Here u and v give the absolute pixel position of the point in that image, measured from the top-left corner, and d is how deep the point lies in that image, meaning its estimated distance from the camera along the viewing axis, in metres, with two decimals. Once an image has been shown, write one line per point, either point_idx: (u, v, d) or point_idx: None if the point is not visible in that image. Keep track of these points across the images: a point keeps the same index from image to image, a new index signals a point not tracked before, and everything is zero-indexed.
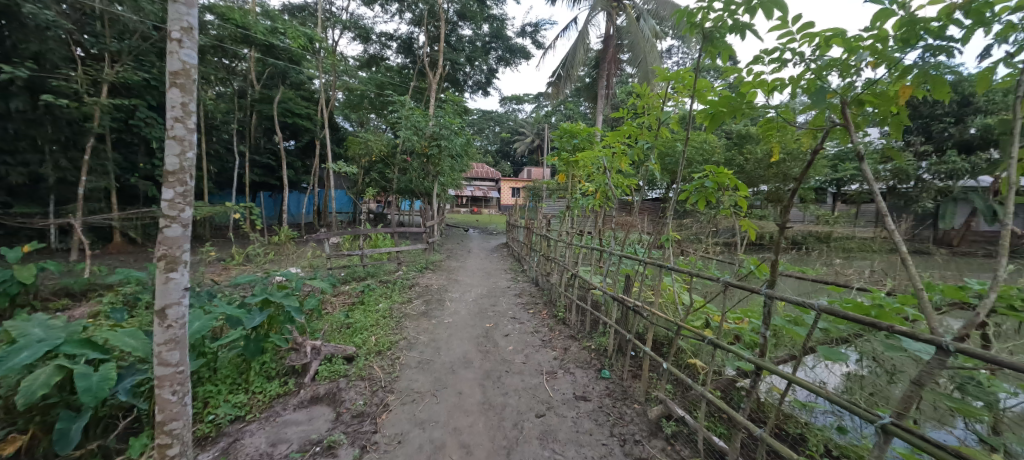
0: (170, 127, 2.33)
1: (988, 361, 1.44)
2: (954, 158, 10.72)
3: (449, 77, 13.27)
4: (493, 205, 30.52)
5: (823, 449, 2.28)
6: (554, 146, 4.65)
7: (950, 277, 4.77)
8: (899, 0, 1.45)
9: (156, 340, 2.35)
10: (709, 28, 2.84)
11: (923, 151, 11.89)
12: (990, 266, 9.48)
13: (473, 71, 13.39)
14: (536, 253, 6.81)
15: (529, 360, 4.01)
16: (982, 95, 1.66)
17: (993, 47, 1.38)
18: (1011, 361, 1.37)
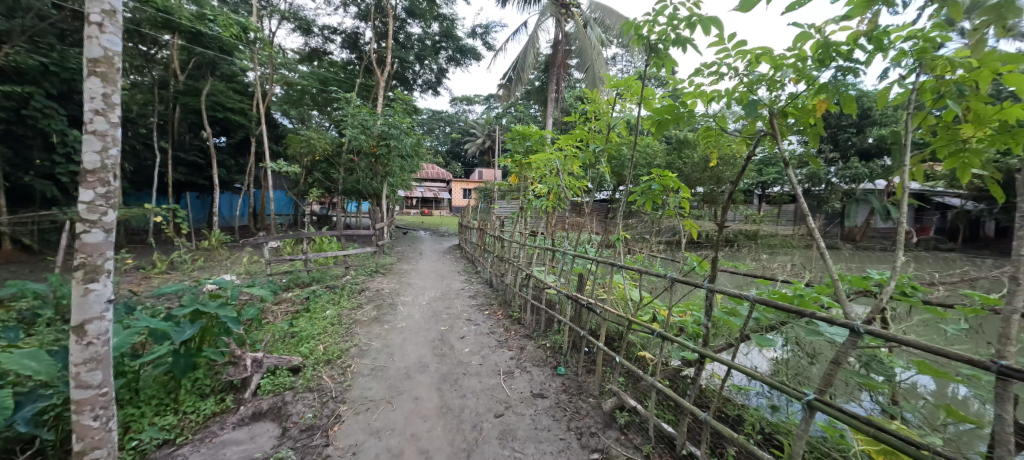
0: (89, 120, 2.04)
1: (889, 340, 1.67)
2: (856, 163, 12.34)
3: (398, 75, 12.88)
4: (446, 206, 30.13)
5: (758, 428, 2.50)
6: (506, 148, 4.64)
7: (854, 267, 5.41)
8: (816, 26, 1.67)
9: (71, 360, 2.04)
10: (654, 41, 3.04)
11: (832, 158, 13.48)
12: (886, 258, 10.95)
13: (422, 70, 13.13)
14: (490, 254, 6.81)
15: (486, 361, 4.00)
16: (881, 110, 1.95)
17: (889, 69, 1.63)
18: (906, 338, 1.60)
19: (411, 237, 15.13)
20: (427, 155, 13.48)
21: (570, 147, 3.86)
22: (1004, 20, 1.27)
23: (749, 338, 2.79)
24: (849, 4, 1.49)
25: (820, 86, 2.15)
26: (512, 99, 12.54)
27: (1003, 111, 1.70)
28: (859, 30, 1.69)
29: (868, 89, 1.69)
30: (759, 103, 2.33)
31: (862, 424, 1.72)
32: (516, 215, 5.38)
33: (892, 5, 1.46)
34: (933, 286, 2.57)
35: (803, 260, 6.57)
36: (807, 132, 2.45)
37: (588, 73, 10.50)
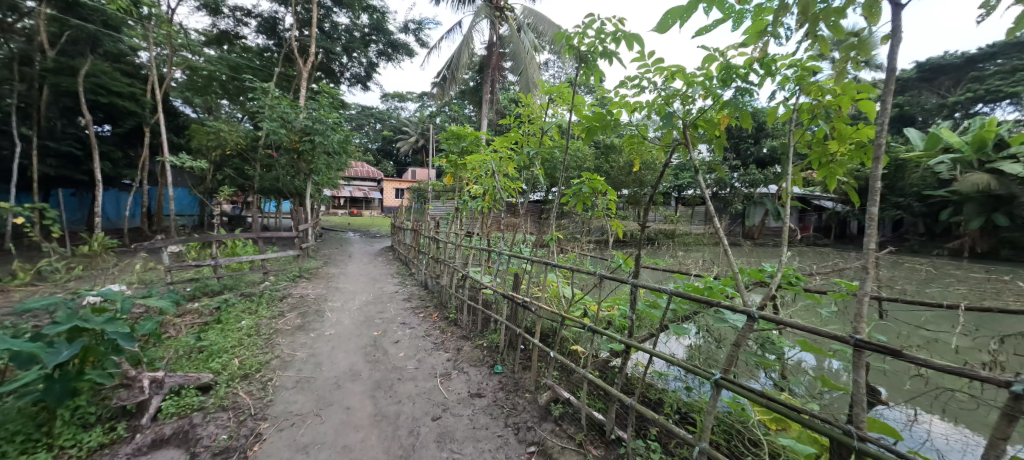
0: None
1: (778, 323, 1.93)
2: (755, 170, 14.06)
3: (323, 66, 12.04)
4: (378, 206, 28.87)
5: (676, 408, 2.74)
6: (441, 148, 4.52)
7: (754, 262, 6.16)
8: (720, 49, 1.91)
9: None
10: (584, 51, 3.19)
11: (735, 165, 15.24)
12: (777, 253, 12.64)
13: (351, 63, 12.43)
14: (425, 255, 6.63)
15: (422, 365, 3.88)
16: (772, 124, 2.29)
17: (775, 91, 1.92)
18: (790, 321, 1.87)
19: (339, 238, 14.25)
20: (357, 153, 12.80)
21: (505, 149, 3.88)
22: (855, 57, 1.58)
23: (668, 328, 3.03)
24: (746, 34, 1.71)
25: (724, 103, 2.44)
26: (446, 98, 12.38)
27: (858, 130, 2.10)
28: (753, 57, 1.94)
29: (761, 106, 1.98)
30: (674, 115, 2.59)
31: (758, 396, 1.99)
32: (452, 215, 5.29)
33: (778, 38, 1.70)
34: (813, 276, 3.01)
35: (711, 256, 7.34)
36: (713, 142, 2.75)
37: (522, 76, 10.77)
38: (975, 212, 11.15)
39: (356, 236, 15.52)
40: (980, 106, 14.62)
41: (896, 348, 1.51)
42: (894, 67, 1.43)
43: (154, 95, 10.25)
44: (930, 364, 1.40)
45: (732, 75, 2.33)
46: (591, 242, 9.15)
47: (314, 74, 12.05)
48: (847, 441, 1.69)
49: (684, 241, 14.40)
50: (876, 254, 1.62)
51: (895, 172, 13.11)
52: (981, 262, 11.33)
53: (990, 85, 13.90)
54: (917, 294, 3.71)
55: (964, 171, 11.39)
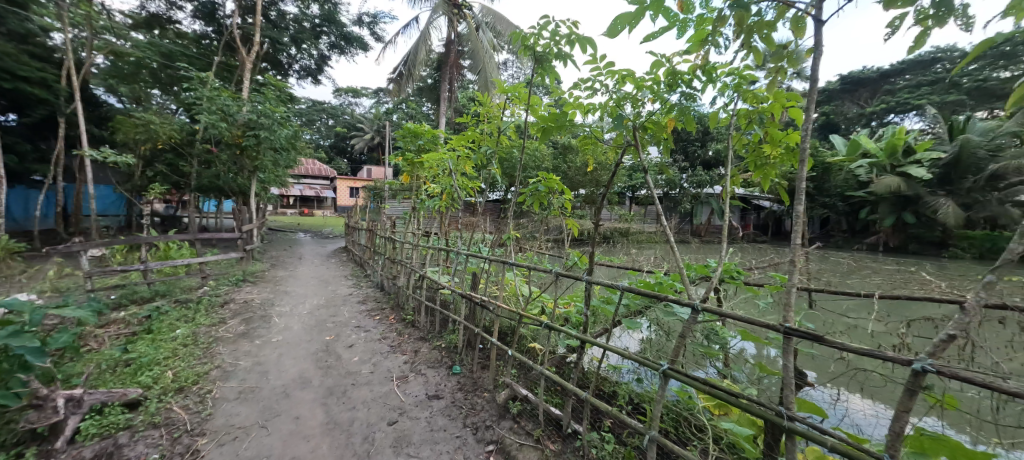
0: None
1: (720, 315, 2.06)
2: (702, 172, 14.92)
3: (269, 58, 11.34)
4: (331, 206, 27.66)
5: (629, 399, 2.83)
6: (396, 145, 4.40)
7: (700, 258, 6.54)
8: (665, 55, 2.02)
9: None
10: (539, 51, 3.23)
11: (684, 167, 16.09)
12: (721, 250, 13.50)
13: (300, 55, 11.82)
14: (381, 256, 6.44)
15: (377, 369, 3.77)
16: (714, 127, 2.47)
17: (715, 95, 2.07)
18: (728, 313, 2.00)
19: (288, 240, 13.52)
20: (307, 150, 12.20)
21: (462, 148, 3.83)
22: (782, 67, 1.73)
23: (621, 323, 3.12)
24: (690, 42, 1.81)
25: (670, 107, 2.58)
26: (402, 95, 12.10)
27: (786, 135, 2.32)
28: (696, 63, 2.06)
29: (702, 109, 2.12)
30: (625, 117, 2.71)
31: (701, 384, 2.11)
32: (409, 214, 5.17)
33: (718, 46, 1.82)
34: (751, 270, 3.23)
35: (661, 252, 7.71)
36: (661, 144, 2.89)
37: (480, 75, 10.76)
38: (888, 211, 12.51)
39: (308, 237, 14.81)
40: (891, 116, 16.45)
41: (818, 334, 1.66)
42: (816, 77, 1.58)
43: (70, 82, 9.17)
44: (845, 347, 1.56)
45: (677, 81, 2.46)
46: (546, 240, 9.32)
47: (259, 66, 11.32)
48: (777, 421, 1.84)
49: (638, 239, 15.00)
50: (802, 249, 1.77)
51: (823, 175, 14.41)
52: (893, 255, 12.75)
53: (899, 98, 15.63)
54: (839, 284, 4.10)
55: (879, 174, 12.76)
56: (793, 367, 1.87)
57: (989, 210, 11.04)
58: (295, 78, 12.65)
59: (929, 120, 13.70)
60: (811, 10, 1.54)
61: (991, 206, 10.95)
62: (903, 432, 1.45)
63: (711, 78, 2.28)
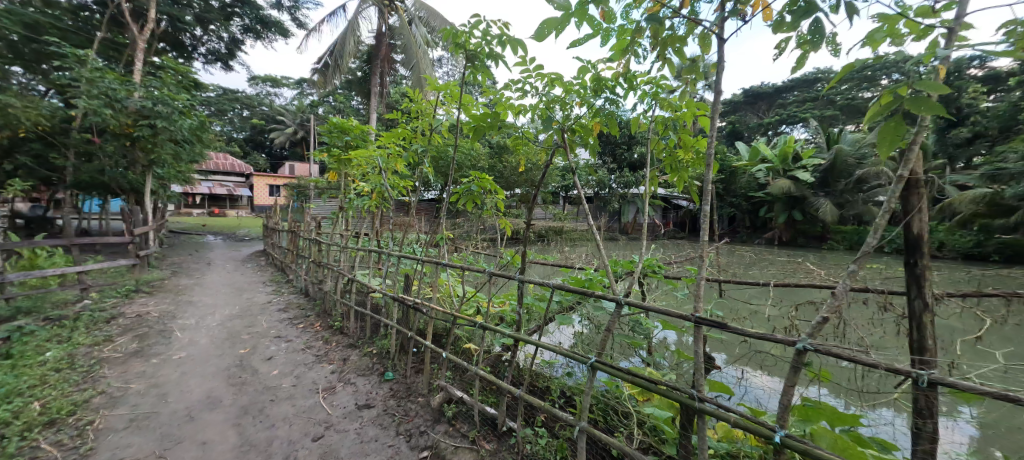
0: None
1: (641, 308, 2.20)
2: (630, 173, 15.94)
3: (168, 38, 10.05)
4: (248, 205, 25.22)
5: (560, 393, 2.91)
6: (320, 140, 4.10)
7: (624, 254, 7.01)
8: (589, 62, 2.12)
9: None
10: (471, 49, 3.19)
11: (613, 168, 17.06)
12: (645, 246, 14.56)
13: (207, 37, 10.66)
14: (304, 259, 6.01)
15: (300, 381, 3.50)
16: (635, 130, 2.67)
17: (635, 101, 2.20)
18: (648, 306, 2.16)
19: (195, 243, 12.07)
20: (217, 143, 11.02)
21: (392, 145, 3.66)
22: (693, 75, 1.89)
23: (554, 319, 3.19)
24: (612, 49, 1.89)
25: (596, 111, 2.73)
26: (328, 88, 11.51)
27: (696, 141, 2.57)
28: (618, 71, 2.18)
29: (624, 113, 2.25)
30: (555, 119, 2.79)
31: (625, 375, 2.24)
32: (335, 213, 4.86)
33: (637, 56, 1.93)
34: (671, 265, 3.49)
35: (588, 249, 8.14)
36: (589, 146, 3.02)
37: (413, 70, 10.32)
38: (782, 209, 14.40)
39: (220, 240, 13.37)
40: (785, 127, 18.96)
41: (722, 321, 1.84)
42: (721, 88, 1.75)
43: None
44: (743, 332, 1.73)
45: (602, 87, 2.58)
46: (478, 239, 9.38)
47: (157, 46, 9.95)
48: (689, 403, 2.01)
49: (571, 237, 15.61)
50: (708, 244, 1.99)
51: (730, 177, 16.21)
52: (787, 248, 14.66)
53: (790, 112, 18.03)
54: (744, 275, 4.60)
55: (774, 176, 14.63)
56: (702, 353, 2.04)
57: (857, 208, 13.30)
58: (201, 62, 11.37)
59: (813, 131, 15.95)
60: (714, 28, 1.69)
61: (857, 206, 13.36)
62: (790, 403, 1.65)
63: (632, 86, 2.43)
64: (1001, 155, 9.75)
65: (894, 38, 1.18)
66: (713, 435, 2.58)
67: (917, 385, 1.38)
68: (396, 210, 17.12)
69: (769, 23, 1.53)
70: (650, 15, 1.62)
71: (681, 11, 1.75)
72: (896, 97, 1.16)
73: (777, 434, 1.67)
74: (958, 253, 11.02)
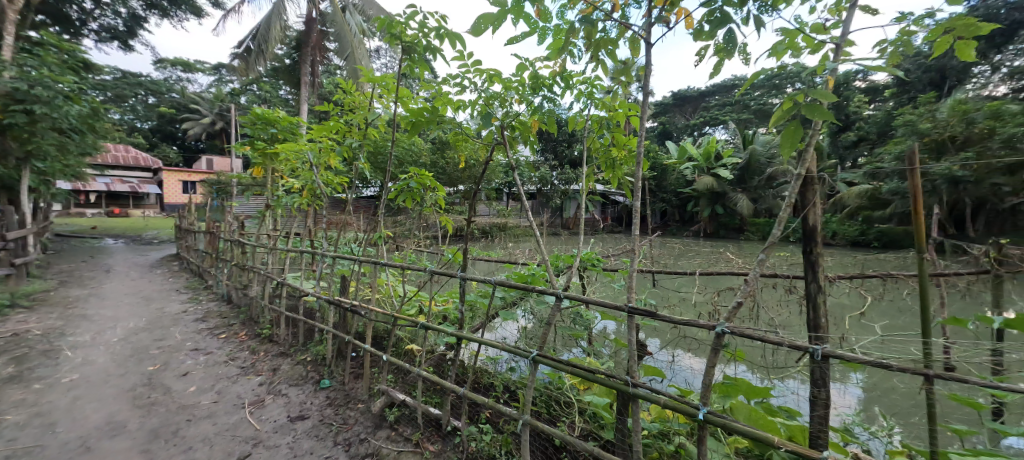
0: None
1: (581, 300, 2.26)
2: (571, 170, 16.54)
3: (48, 9, 8.62)
4: (157, 203, 22.47)
5: (504, 388, 2.92)
6: (242, 132, 3.75)
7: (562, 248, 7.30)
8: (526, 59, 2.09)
9: None
10: (407, 40, 3.07)
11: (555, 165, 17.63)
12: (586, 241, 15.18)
13: (99, 11, 9.35)
14: (225, 262, 5.52)
15: (223, 397, 3.20)
16: (572, 127, 2.75)
17: (571, 99, 2.22)
18: (588, 297, 2.21)
19: (91, 248, 10.57)
20: (116, 133, 9.72)
21: (325, 138, 3.43)
22: (625, 74, 1.96)
23: (498, 315, 3.18)
24: (549, 47, 1.89)
25: (535, 109, 2.76)
26: (251, 75, 11.13)
27: (626, 140, 2.71)
28: (556, 70, 2.20)
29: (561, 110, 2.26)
30: (494, 115, 2.77)
31: (565, 367, 2.28)
32: (261, 212, 4.52)
33: (572, 55, 1.93)
34: (609, 258, 3.65)
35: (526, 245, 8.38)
36: (528, 143, 3.05)
37: (348, 60, 10.20)
38: (707, 203, 15.80)
39: (123, 244, 11.85)
40: (708, 127, 20.88)
41: (653, 310, 1.93)
42: (650, 90, 1.84)
43: None
44: (670, 319, 1.82)
45: (540, 85, 2.62)
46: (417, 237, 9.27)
47: (34, 19, 8.52)
48: (625, 389, 2.10)
49: (515, 233, 15.80)
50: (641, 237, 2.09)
51: (662, 174, 17.38)
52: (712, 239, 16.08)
53: (712, 114, 20.17)
54: (675, 265, 4.95)
55: (699, 174, 16.03)
56: (636, 340, 2.13)
57: (768, 202, 14.75)
58: (92, 39, 9.93)
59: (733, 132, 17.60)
60: (643, 33, 1.76)
61: (767, 200, 14.87)
62: (711, 382, 1.77)
63: (569, 85, 2.48)
64: (878, 155, 11.43)
65: (792, 50, 1.30)
66: (648, 417, 2.73)
67: (813, 358, 1.55)
68: (331, 207, 16.25)
69: (691, 30, 1.61)
70: (583, 16, 1.63)
71: (613, 14, 1.80)
72: (795, 104, 1.29)
73: (701, 411, 1.77)
74: (846, 241, 12.75)
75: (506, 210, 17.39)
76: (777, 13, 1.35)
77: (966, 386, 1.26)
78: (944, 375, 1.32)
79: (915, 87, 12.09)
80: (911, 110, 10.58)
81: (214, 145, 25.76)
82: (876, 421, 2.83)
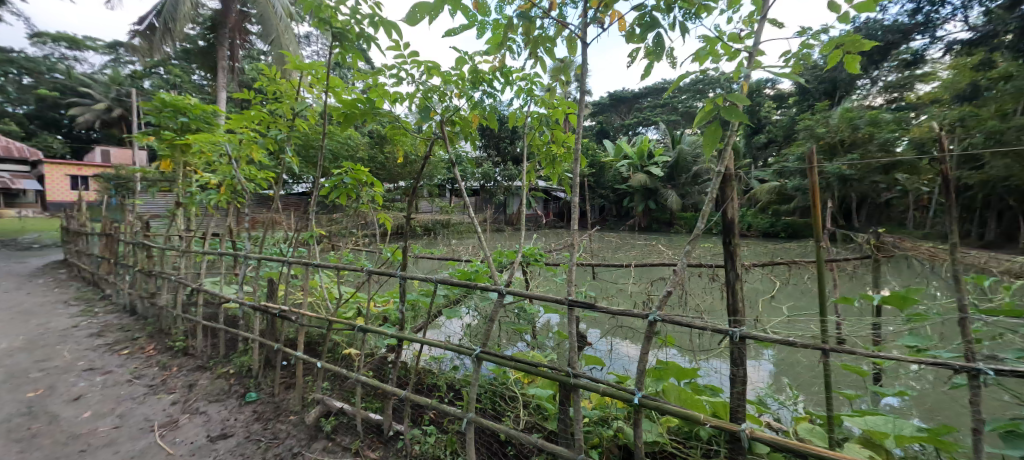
0: None
1: (525, 295, 2.25)
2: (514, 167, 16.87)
3: None
4: (37, 201, 19.14)
5: (448, 388, 2.87)
6: (144, 120, 3.31)
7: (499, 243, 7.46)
8: (467, 54, 2.01)
9: None
10: (337, 26, 2.86)
11: (497, 161, 18.05)
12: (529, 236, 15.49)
13: None
14: (127, 268, 4.90)
15: (126, 421, 2.80)
16: (512, 124, 2.77)
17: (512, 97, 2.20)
18: (531, 292, 2.22)
19: None
20: None
21: (245, 129, 3.14)
22: (562, 73, 1.98)
23: (441, 314, 3.12)
24: (488, 43, 1.82)
25: (475, 105, 2.73)
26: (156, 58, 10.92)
27: (563, 138, 2.79)
28: (496, 66, 2.16)
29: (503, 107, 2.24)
30: (433, 110, 2.68)
31: (508, 361, 2.28)
32: (171, 211, 4.06)
33: (512, 52, 1.90)
34: (551, 254, 3.75)
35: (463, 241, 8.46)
36: (469, 139, 3.02)
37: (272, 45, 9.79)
38: (641, 199, 16.93)
39: None
40: (642, 127, 22.34)
41: (592, 301, 1.97)
42: (585, 90, 1.87)
43: None
44: (607, 310, 1.87)
45: (480, 81, 2.59)
46: (351, 236, 8.92)
47: None
48: (566, 381, 2.14)
49: (459, 229, 15.69)
50: (579, 232, 2.13)
51: (600, 171, 18.18)
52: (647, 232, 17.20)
53: (644, 115, 21.63)
54: (612, 258, 5.21)
55: (634, 171, 17.19)
56: (576, 332, 2.18)
57: (694, 197, 16.35)
58: None
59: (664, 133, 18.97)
60: (579, 33, 1.79)
61: (692, 196, 16.48)
62: (645, 368, 1.84)
63: (508, 81, 2.49)
64: (784, 156, 12.92)
65: (713, 57, 1.37)
66: (588, 405, 2.83)
67: (732, 340, 1.68)
68: (256, 205, 15.01)
69: (624, 33, 1.65)
70: (521, 11, 1.59)
71: (550, 12, 1.79)
72: (715, 106, 1.35)
73: (636, 396, 1.85)
74: (759, 232, 14.32)
75: (449, 206, 17.20)
76: (700, 21, 1.42)
77: (854, 357, 1.44)
78: (836, 349, 1.51)
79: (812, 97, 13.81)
80: (810, 116, 12.06)
81: (110, 135, 22.52)
82: (785, 392, 3.18)
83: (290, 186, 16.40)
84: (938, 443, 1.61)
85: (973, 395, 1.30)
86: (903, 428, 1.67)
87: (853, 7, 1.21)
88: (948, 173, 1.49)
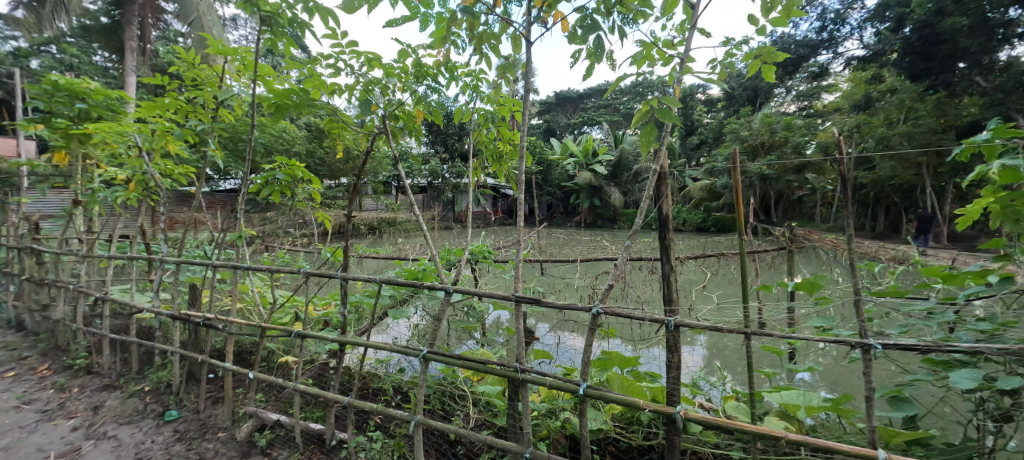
0: None
1: (472, 292, 2.21)
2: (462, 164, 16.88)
3: None
4: None
5: (395, 391, 2.78)
6: (29, 104, 2.86)
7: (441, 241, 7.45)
8: (410, 45, 1.91)
9: None
10: (265, 9, 2.63)
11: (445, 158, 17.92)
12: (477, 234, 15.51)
13: None
14: (10, 277, 4.24)
15: (12, 454, 2.42)
16: (457, 118, 2.73)
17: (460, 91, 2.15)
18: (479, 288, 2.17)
19: None
20: None
21: (159, 119, 2.82)
22: (508, 68, 1.97)
23: (387, 315, 3.01)
24: (432, 36, 1.75)
25: (419, 99, 2.65)
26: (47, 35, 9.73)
27: (509, 135, 2.81)
28: (439, 60, 2.09)
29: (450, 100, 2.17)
30: (375, 103, 2.55)
31: (456, 360, 2.24)
32: (67, 210, 3.57)
33: (456, 46, 1.84)
34: (500, 251, 3.77)
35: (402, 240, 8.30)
36: (413, 135, 2.93)
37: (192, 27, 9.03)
38: (587, 196, 17.70)
39: None
40: (586, 127, 23.27)
41: (536, 296, 1.98)
42: (530, 87, 1.88)
43: None
44: (552, 305, 1.85)
45: (424, 75, 2.53)
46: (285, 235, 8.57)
47: None
48: (513, 376, 2.12)
49: (405, 228, 15.36)
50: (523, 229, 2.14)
51: (548, 168, 18.61)
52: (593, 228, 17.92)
53: (589, 115, 22.57)
54: (559, 254, 5.35)
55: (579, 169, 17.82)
56: (523, 327, 2.18)
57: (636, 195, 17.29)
58: None
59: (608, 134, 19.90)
60: (523, 31, 1.80)
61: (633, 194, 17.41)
62: (589, 359, 1.88)
63: (454, 76, 2.44)
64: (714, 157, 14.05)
65: (649, 61, 1.44)
66: (536, 398, 2.87)
67: (668, 327, 1.75)
68: (176, 203, 13.64)
69: (566, 33, 1.68)
70: (466, 7, 1.56)
71: (495, 9, 1.77)
72: (651, 107, 1.41)
73: (581, 386, 1.88)
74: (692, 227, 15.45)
75: (395, 204, 16.77)
76: (636, 26, 1.49)
77: (771, 338, 1.57)
78: (756, 332, 1.64)
79: (739, 102, 15.11)
80: (737, 120, 13.18)
81: None
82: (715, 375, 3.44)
83: (216, 183, 15.07)
84: (839, 411, 1.82)
85: (864, 366, 1.45)
86: (812, 399, 1.87)
87: (769, 21, 1.33)
88: (845, 173, 1.67)
